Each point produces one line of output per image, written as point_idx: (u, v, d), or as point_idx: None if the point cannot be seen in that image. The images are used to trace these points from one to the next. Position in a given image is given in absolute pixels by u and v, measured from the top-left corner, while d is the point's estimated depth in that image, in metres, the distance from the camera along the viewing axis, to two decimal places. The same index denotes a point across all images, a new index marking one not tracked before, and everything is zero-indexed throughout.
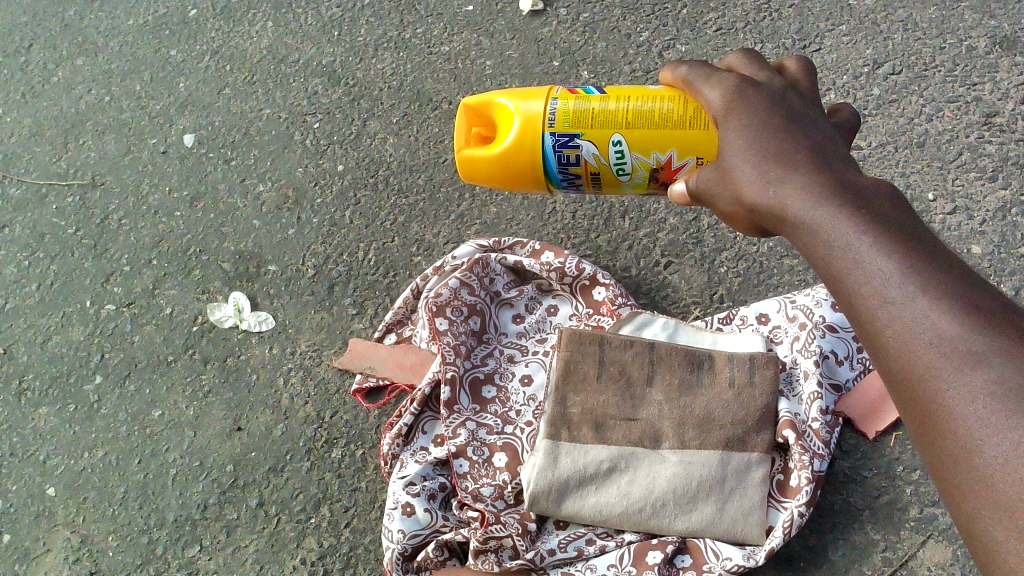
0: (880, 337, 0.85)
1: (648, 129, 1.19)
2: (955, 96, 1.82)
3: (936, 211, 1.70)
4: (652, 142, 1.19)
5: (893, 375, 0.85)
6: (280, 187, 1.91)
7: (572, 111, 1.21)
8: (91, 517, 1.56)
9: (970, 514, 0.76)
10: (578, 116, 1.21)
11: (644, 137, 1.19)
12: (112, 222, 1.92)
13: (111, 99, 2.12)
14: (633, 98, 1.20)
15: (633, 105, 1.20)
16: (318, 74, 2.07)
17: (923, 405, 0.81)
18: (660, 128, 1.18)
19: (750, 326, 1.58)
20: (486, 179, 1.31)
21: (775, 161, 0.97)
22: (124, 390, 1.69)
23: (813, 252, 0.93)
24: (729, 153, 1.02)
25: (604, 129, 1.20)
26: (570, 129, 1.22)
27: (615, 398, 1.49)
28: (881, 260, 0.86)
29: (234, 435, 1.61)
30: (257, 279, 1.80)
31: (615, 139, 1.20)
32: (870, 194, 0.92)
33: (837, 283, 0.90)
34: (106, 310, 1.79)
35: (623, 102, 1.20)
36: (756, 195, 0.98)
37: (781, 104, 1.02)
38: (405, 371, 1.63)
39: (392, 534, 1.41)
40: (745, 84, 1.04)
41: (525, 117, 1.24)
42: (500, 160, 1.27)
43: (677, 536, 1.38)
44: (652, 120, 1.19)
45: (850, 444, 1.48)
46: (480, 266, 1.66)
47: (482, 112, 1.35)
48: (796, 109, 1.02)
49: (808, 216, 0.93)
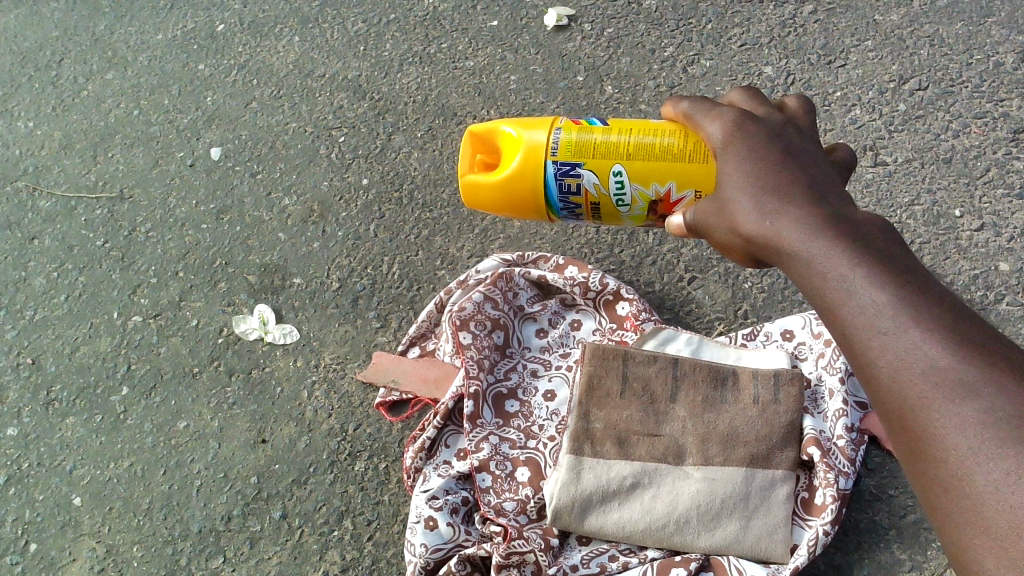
0: (872, 369, 0.86)
1: (648, 160, 1.19)
2: (982, 112, 1.81)
3: (963, 228, 1.68)
4: (651, 174, 1.19)
5: (884, 406, 0.85)
6: (306, 201, 1.93)
7: (575, 141, 1.22)
8: (116, 527, 1.57)
9: (960, 541, 0.77)
10: (580, 146, 1.22)
11: (644, 169, 1.20)
12: (139, 234, 1.94)
13: (140, 113, 2.14)
14: (634, 130, 1.21)
15: (634, 138, 1.20)
16: (344, 88, 2.09)
17: (913, 435, 0.82)
18: (660, 161, 1.19)
19: (774, 342, 1.57)
20: (484, 202, 1.32)
21: (772, 193, 0.98)
22: (150, 401, 1.70)
23: (806, 283, 0.94)
24: (726, 183, 1.03)
25: (605, 159, 1.21)
26: (571, 158, 1.22)
27: (639, 414, 1.48)
28: (874, 293, 0.86)
29: (259, 447, 1.62)
30: (282, 291, 1.81)
31: (616, 170, 1.21)
32: (864, 228, 0.93)
33: (830, 314, 0.91)
34: (133, 321, 1.81)
35: (625, 134, 1.21)
36: (752, 225, 0.99)
37: (780, 137, 1.03)
38: (428, 386, 1.62)
39: (414, 548, 1.40)
40: (745, 117, 1.06)
41: (529, 146, 1.25)
42: (502, 185, 1.28)
43: (700, 553, 1.37)
44: (652, 152, 1.19)
45: (876, 463, 1.47)
46: (504, 281, 1.67)
47: (486, 138, 1.36)
48: (793, 142, 1.04)
49: (803, 248, 0.93)
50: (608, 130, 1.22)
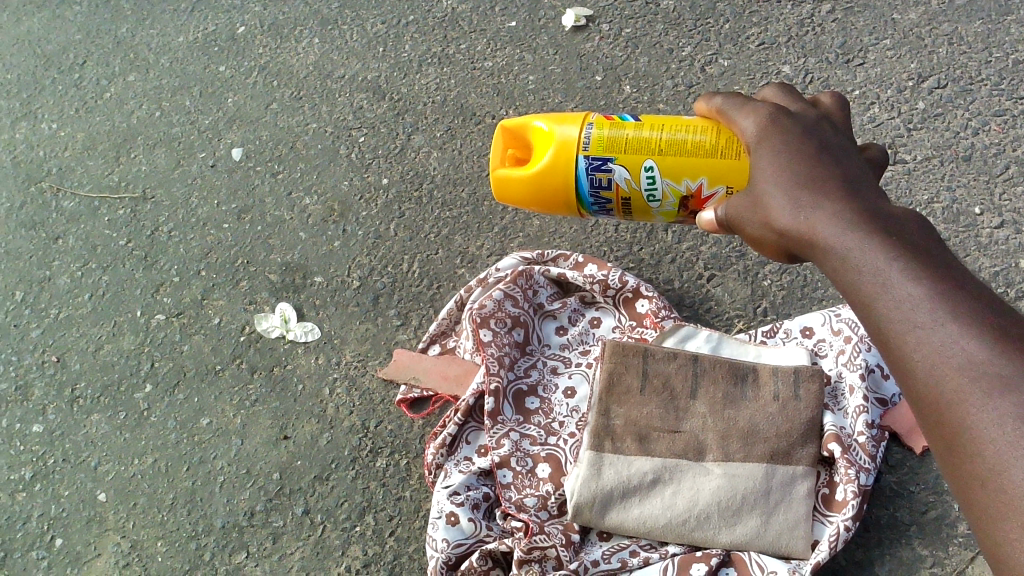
0: (908, 362, 0.86)
1: (680, 156, 1.20)
2: (1001, 110, 1.81)
3: (984, 225, 1.68)
4: (683, 169, 1.20)
5: (920, 399, 0.86)
6: (326, 200, 1.94)
7: (607, 137, 1.23)
8: (140, 522, 1.59)
9: (997, 537, 0.78)
10: (611, 142, 1.23)
11: (676, 164, 1.21)
12: (162, 233, 1.96)
13: (162, 114, 2.16)
14: (667, 126, 1.22)
15: (666, 134, 1.21)
16: (363, 89, 2.11)
17: (949, 429, 0.83)
18: (692, 156, 1.20)
19: (794, 339, 1.57)
20: (523, 193, 1.32)
21: (806, 188, 0.99)
22: (173, 398, 1.72)
23: (841, 277, 0.94)
24: (760, 179, 1.03)
25: (637, 154, 1.22)
26: (603, 153, 1.23)
27: (659, 410, 1.49)
28: (910, 286, 0.87)
29: (281, 444, 1.63)
30: (303, 290, 1.82)
31: (647, 165, 1.22)
32: (900, 222, 0.94)
33: (865, 308, 0.92)
34: (156, 319, 1.83)
35: (657, 130, 1.22)
36: (786, 219, 1.00)
37: (815, 134, 1.04)
38: (449, 383, 1.63)
39: (436, 543, 1.42)
40: (780, 115, 1.06)
41: (561, 141, 1.26)
42: (533, 180, 1.29)
43: (721, 549, 1.37)
44: (683, 148, 1.20)
45: (896, 459, 1.47)
46: (524, 279, 1.68)
47: (519, 133, 1.37)
48: (829, 139, 1.04)
49: (838, 241, 0.94)
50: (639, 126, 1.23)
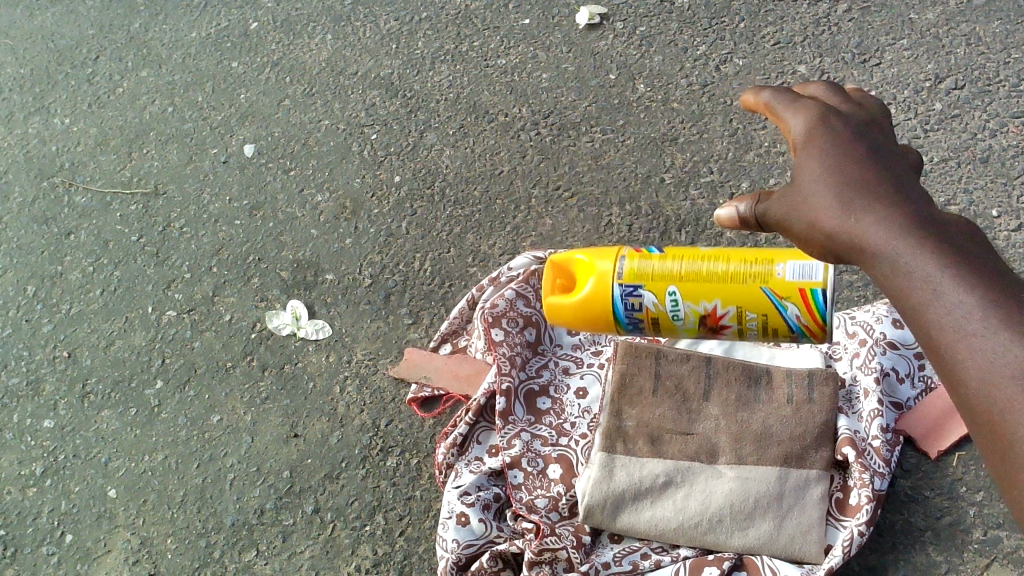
0: (966, 378, 0.85)
1: (717, 271, 1.14)
2: (1020, 111, 1.79)
3: (1001, 228, 1.66)
4: (719, 284, 1.14)
5: (973, 414, 0.85)
6: (338, 197, 1.94)
7: (648, 269, 1.16)
8: (150, 519, 1.58)
9: None
10: (651, 269, 1.16)
11: (712, 276, 1.14)
12: (173, 229, 1.95)
13: (174, 110, 2.16)
14: (715, 254, 1.15)
15: (709, 265, 1.15)
16: (376, 86, 2.10)
17: (1004, 444, 0.83)
18: (731, 278, 1.14)
19: (809, 342, 1.57)
20: (569, 321, 1.22)
21: (858, 190, 0.93)
22: (184, 395, 1.72)
23: (890, 281, 0.91)
24: (806, 175, 0.97)
25: (672, 273, 1.15)
26: (642, 281, 1.16)
27: (672, 412, 1.48)
28: (973, 298, 0.85)
29: (292, 442, 1.63)
30: (314, 287, 1.82)
31: (681, 283, 1.15)
32: (954, 227, 0.90)
33: (916, 315, 0.89)
34: (167, 316, 1.83)
35: (697, 261, 1.16)
36: (832, 220, 0.94)
37: (862, 132, 0.99)
38: (460, 382, 1.63)
39: (446, 543, 1.42)
40: (826, 112, 1.01)
41: (604, 272, 1.19)
42: (576, 308, 1.21)
43: (733, 552, 1.36)
44: (727, 277, 1.14)
45: (911, 464, 1.45)
46: (537, 278, 1.67)
47: (555, 250, 1.27)
48: (877, 135, 1.00)
49: (891, 246, 0.90)
50: (674, 269, 1.16)
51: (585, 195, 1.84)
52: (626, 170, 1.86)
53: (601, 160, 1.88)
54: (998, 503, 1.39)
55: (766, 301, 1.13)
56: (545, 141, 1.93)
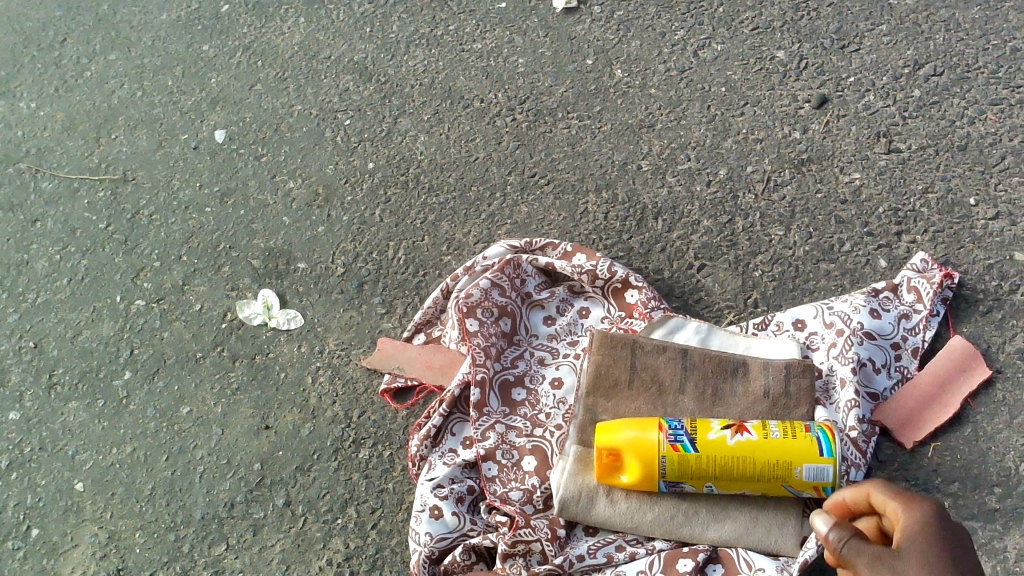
0: None
1: (739, 480, 1.31)
2: (998, 98, 1.78)
3: (978, 216, 1.65)
4: (740, 485, 1.31)
5: None
6: (311, 184, 1.91)
7: (679, 471, 1.32)
8: (118, 513, 1.56)
9: None
10: (684, 473, 1.32)
11: (734, 484, 1.31)
12: (143, 217, 1.92)
13: (144, 94, 2.12)
14: (732, 462, 1.30)
15: (731, 473, 1.31)
16: (349, 70, 2.07)
17: None
18: (751, 480, 1.30)
19: (786, 332, 1.54)
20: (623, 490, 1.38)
21: None
22: (153, 386, 1.69)
23: None
24: None
25: (699, 479, 1.32)
26: (677, 478, 1.32)
27: (647, 406, 1.44)
28: None
29: (263, 434, 1.60)
30: (286, 276, 1.79)
31: (709, 486, 1.33)
32: None
33: None
34: (136, 305, 1.79)
35: (723, 467, 1.31)
36: None
37: (958, 562, 1.01)
38: (434, 373, 1.60)
39: (419, 537, 1.40)
40: (937, 524, 1.04)
41: (645, 463, 1.33)
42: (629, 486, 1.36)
43: (708, 545, 1.35)
44: (746, 478, 1.30)
45: (887, 454, 1.43)
46: (512, 267, 1.64)
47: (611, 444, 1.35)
48: (965, 558, 1.02)
49: None
50: (710, 493, 1.36)
51: (561, 182, 1.81)
52: (603, 156, 1.84)
53: (577, 146, 1.86)
54: (973, 493, 1.38)
55: (784, 492, 1.31)
56: (521, 127, 1.91)
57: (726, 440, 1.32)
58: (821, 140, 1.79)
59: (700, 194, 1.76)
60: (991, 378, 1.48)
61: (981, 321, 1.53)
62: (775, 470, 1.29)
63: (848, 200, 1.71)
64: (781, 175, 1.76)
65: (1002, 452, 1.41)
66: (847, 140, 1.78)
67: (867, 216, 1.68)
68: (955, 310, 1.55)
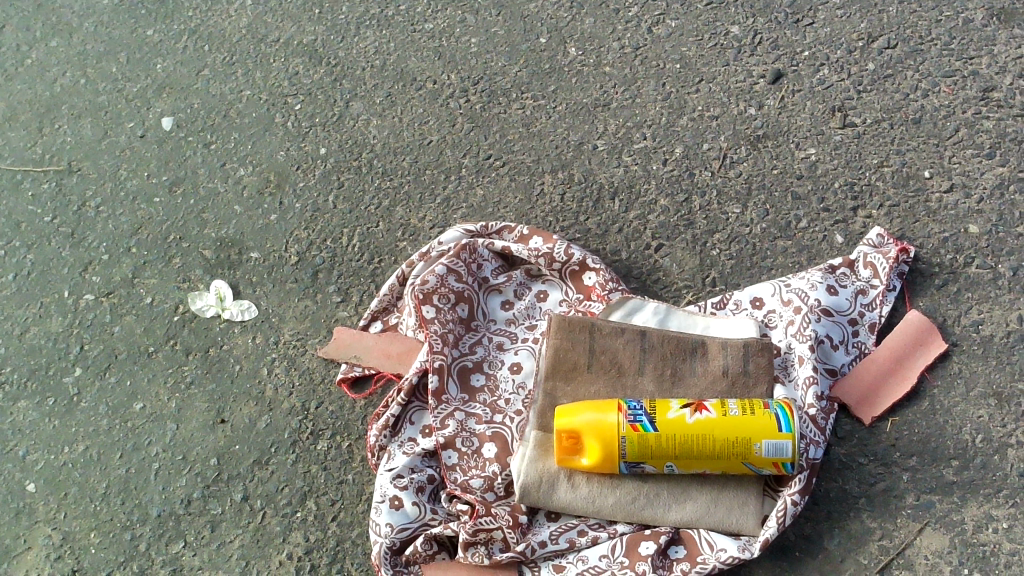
0: None
1: (699, 459, 1.30)
2: (952, 70, 1.78)
3: (933, 189, 1.65)
4: (701, 464, 1.30)
5: None
6: (262, 171, 1.87)
7: (639, 450, 1.31)
8: (72, 513, 1.52)
9: None
10: (644, 453, 1.31)
11: (694, 463, 1.30)
12: (89, 208, 1.87)
13: (87, 81, 2.07)
14: (691, 440, 1.29)
15: (690, 452, 1.29)
16: (299, 53, 2.02)
17: None
18: (711, 459, 1.29)
19: (744, 310, 1.53)
20: (585, 472, 1.37)
21: None
22: (105, 382, 1.65)
23: None
24: None
25: (659, 459, 1.31)
26: (637, 459, 1.31)
27: (606, 389, 1.43)
28: None
29: (218, 428, 1.58)
30: (239, 266, 1.75)
31: (669, 466, 1.31)
32: None
33: None
34: (85, 300, 1.75)
35: (682, 447, 1.29)
36: None
37: None
38: (391, 361, 1.57)
39: (379, 528, 1.38)
40: None
41: (604, 443, 1.32)
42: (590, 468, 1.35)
43: (670, 527, 1.35)
44: (706, 456, 1.29)
45: (846, 431, 1.44)
46: (468, 252, 1.61)
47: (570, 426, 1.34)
48: None
49: None
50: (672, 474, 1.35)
51: (516, 164, 1.79)
52: (558, 137, 1.82)
53: (532, 127, 1.84)
54: (931, 467, 1.39)
55: (745, 470, 1.30)
56: (475, 109, 1.88)
57: (685, 418, 1.31)
58: (776, 115, 1.78)
59: (657, 172, 1.74)
60: (947, 352, 1.48)
61: (936, 295, 1.54)
62: (734, 448, 1.28)
63: (804, 175, 1.70)
64: (738, 152, 1.75)
65: (959, 425, 1.42)
66: (802, 115, 1.77)
67: (823, 191, 1.68)
68: (911, 285, 1.55)
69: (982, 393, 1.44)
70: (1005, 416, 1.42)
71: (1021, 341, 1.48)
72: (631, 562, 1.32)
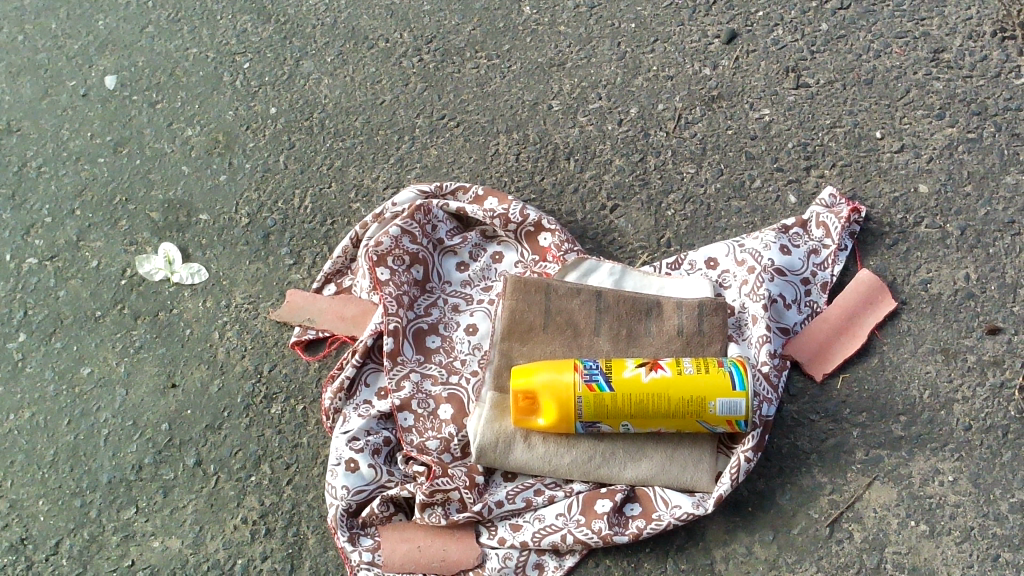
0: None
1: (655, 418, 1.30)
2: (903, 32, 1.79)
3: (884, 150, 1.67)
4: (656, 423, 1.31)
5: None
6: (210, 131, 1.83)
7: (595, 410, 1.31)
8: (19, 481, 1.49)
9: None
10: (599, 413, 1.31)
11: (650, 422, 1.31)
12: (30, 169, 1.82)
13: (25, 39, 2.01)
14: (647, 400, 1.29)
15: (646, 410, 1.30)
16: (247, 11, 1.98)
17: None
18: (667, 417, 1.30)
19: (698, 271, 1.54)
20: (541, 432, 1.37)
21: None
22: (50, 347, 1.61)
23: None
24: None
25: (615, 419, 1.31)
26: (593, 418, 1.32)
27: (562, 349, 1.43)
28: None
29: (169, 392, 1.55)
30: (188, 228, 1.72)
31: (624, 425, 1.32)
32: None
33: None
34: (27, 264, 1.70)
35: (638, 405, 1.30)
36: None
37: None
38: (346, 324, 1.55)
39: (335, 491, 1.37)
40: None
41: (562, 404, 1.31)
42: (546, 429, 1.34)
43: (626, 485, 1.36)
44: (662, 415, 1.30)
45: (797, 388, 1.46)
46: (422, 213, 1.58)
47: (528, 390, 1.33)
48: None
49: None
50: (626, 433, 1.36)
51: (470, 124, 1.77)
52: (513, 96, 1.80)
53: (486, 86, 1.82)
54: (880, 422, 1.41)
55: (699, 427, 1.32)
56: (429, 68, 1.85)
57: (641, 377, 1.30)
58: (730, 76, 1.78)
59: (611, 133, 1.74)
60: (896, 310, 1.51)
61: (886, 254, 1.56)
62: (690, 407, 1.29)
63: (758, 136, 1.71)
64: (692, 113, 1.75)
65: (907, 381, 1.44)
66: (756, 76, 1.78)
67: (777, 152, 1.69)
68: (861, 245, 1.57)
69: (930, 349, 1.47)
70: (952, 372, 1.44)
71: (968, 299, 1.50)
72: (588, 520, 1.33)
